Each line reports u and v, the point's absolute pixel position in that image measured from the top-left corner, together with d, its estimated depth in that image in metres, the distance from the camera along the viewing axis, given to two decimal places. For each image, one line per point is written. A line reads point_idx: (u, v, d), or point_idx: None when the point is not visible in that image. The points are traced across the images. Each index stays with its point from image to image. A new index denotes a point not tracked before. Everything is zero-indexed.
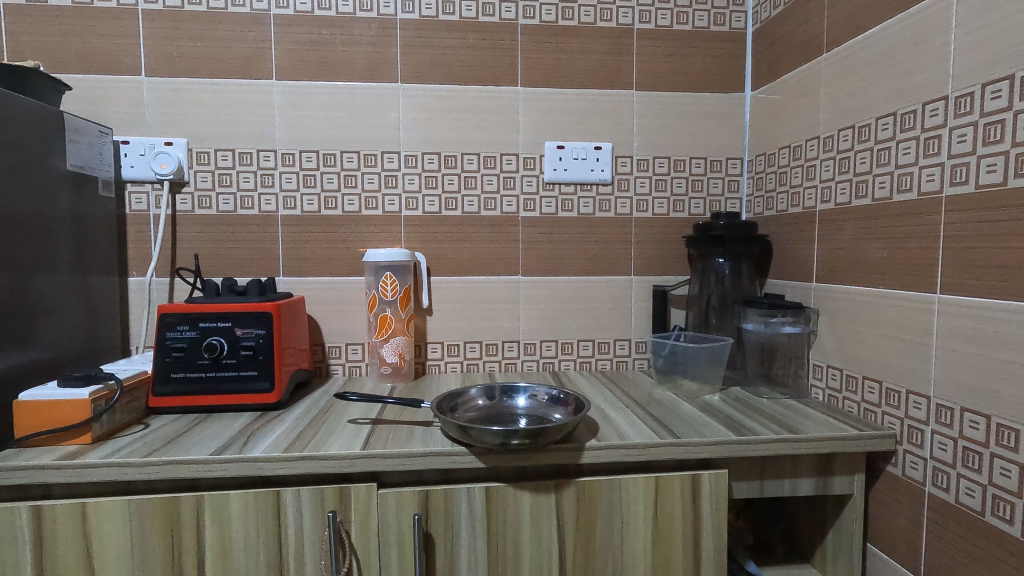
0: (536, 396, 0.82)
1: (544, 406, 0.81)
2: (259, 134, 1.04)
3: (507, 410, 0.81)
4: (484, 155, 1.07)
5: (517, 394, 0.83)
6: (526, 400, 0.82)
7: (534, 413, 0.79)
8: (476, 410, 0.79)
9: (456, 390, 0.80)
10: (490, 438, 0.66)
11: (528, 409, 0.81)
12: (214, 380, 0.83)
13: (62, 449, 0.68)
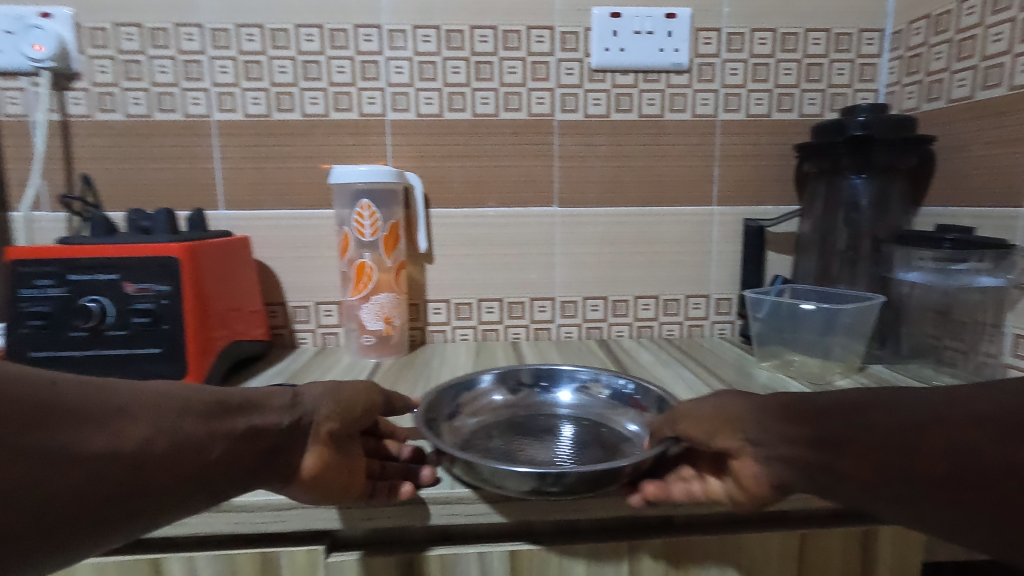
0: (588, 391, 0.53)
1: (604, 404, 0.52)
2: (176, 0, 0.71)
3: (546, 409, 0.52)
4: (503, 29, 0.74)
5: (558, 381, 0.54)
6: (573, 393, 0.53)
7: (592, 415, 0.51)
8: (491, 413, 0.51)
9: (463, 380, 0.51)
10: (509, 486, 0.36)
11: (581, 408, 0.52)
12: (97, 364, 0.55)
13: None
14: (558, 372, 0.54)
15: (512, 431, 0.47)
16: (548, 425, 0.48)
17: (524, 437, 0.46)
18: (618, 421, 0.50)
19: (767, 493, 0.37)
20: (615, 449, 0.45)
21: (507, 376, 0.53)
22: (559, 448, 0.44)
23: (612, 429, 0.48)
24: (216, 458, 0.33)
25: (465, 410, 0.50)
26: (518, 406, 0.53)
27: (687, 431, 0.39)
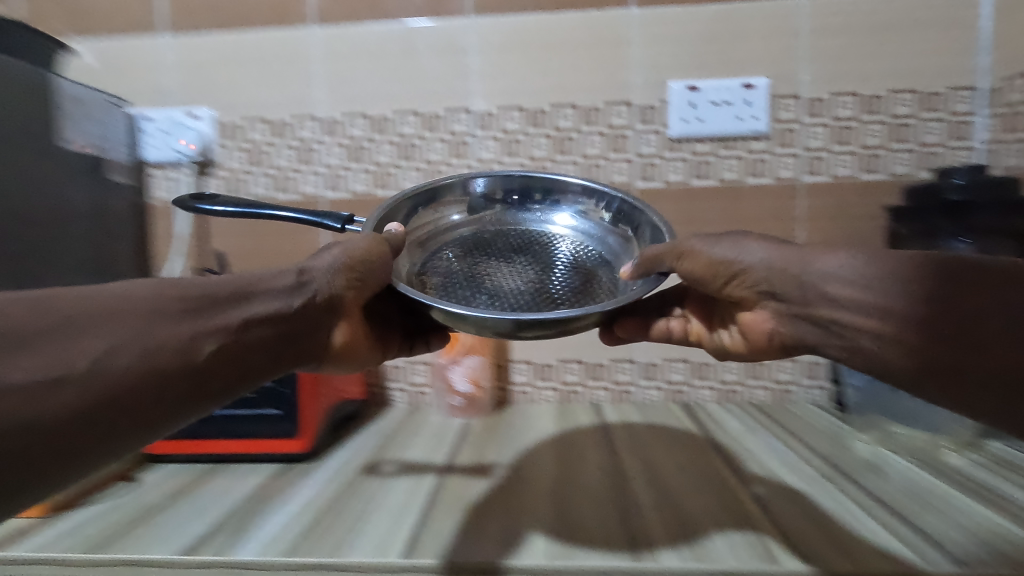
0: (587, 214, 0.59)
1: (597, 224, 0.58)
2: (298, 96, 0.82)
3: (514, 228, 0.58)
4: (584, 106, 0.78)
5: (536, 198, 0.59)
6: (569, 214, 0.59)
7: (578, 239, 0.57)
8: (454, 237, 0.57)
9: (417, 195, 0.55)
10: (478, 328, 0.43)
11: (566, 229, 0.58)
12: (226, 421, 0.61)
13: (5, 526, 0.49)
14: (542, 185, 0.58)
15: (478, 253, 0.54)
16: (513, 247, 0.55)
17: (487, 260, 0.53)
18: (601, 247, 0.57)
19: (767, 343, 0.48)
20: (591, 275, 0.52)
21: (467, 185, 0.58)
22: (528, 271, 0.51)
23: (592, 256, 0.55)
24: (206, 357, 0.37)
25: (414, 234, 0.56)
26: (481, 223, 0.59)
27: (694, 270, 0.47)
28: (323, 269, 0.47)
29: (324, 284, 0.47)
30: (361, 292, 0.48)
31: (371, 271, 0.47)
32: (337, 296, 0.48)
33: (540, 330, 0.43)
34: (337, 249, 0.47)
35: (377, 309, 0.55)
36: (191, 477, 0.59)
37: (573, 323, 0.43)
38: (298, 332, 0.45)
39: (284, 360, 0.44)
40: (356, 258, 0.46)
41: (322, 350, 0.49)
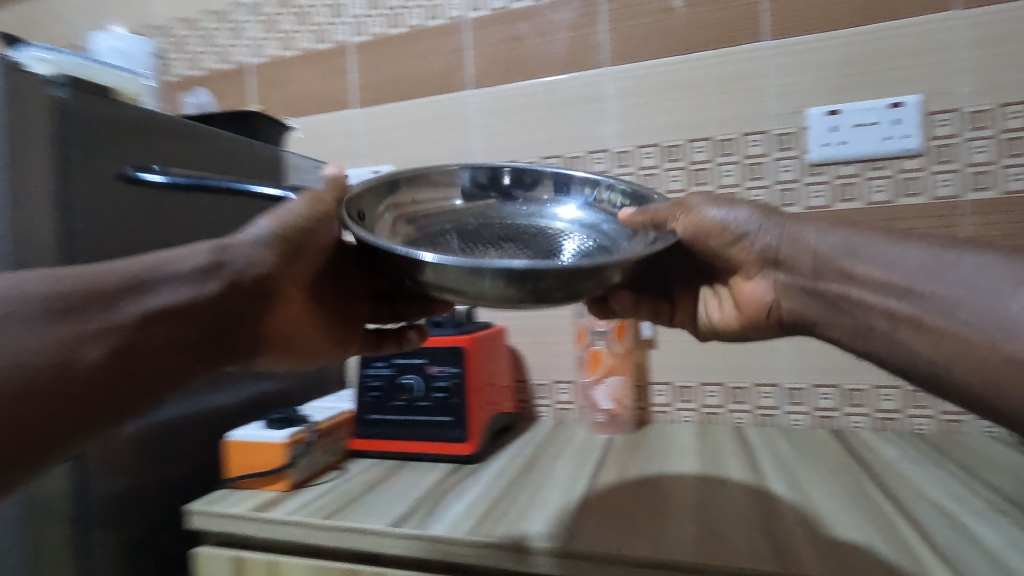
0: (598, 202, 0.59)
1: (604, 211, 0.58)
2: (458, 149, 0.95)
3: (501, 218, 0.57)
4: (719, 138, 0.82)
5: (524, 186, 0.59)
6: (573, 205, 0.59)
7: (581, 230, 0.56)
8: (438, 221, 0.56)
9: (402, 179, 0.55)
10: (487, 283, 0.39)
11: (569, 219, 0.58)
12: (409, 425, 0.73)
13: (261, 495, 0.64)
14: (533, 176, 0.59)
15: (466, 237, 0.53)
16: (500, 236, 0.53)
17: (477, 242, 0.52)
18: (606, 231, 0.56)
19: (753, 305, 0.56)
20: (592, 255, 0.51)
21: (451, 174, 0.58)
22: (519, 253, 0.50)
23: (596, 241, 0.54)
24: (94, 360, 0.42)
25: (402, 212, 0.55)
26: (475, 209, 0.58)
27: (688, 224, 0.55)
28: (248, 249, 0.50)
29: (251, 265, 0.50)
30: (289, 268, 0.53)
31: (297, 245, 0.52)
32: (268, 277, 0.51)
33: (545, 286, 0.40)
34: (267, 219, 0.51)
35: (327, 292, 0.58)
36: (384, 470, 0.71)
37: (581, 280, 0.40)
38: (228, 318, 0.50)
39: (214, 348, 0.49)
40: (282, 233, 0.51)
41: (248, 340, 0.53)
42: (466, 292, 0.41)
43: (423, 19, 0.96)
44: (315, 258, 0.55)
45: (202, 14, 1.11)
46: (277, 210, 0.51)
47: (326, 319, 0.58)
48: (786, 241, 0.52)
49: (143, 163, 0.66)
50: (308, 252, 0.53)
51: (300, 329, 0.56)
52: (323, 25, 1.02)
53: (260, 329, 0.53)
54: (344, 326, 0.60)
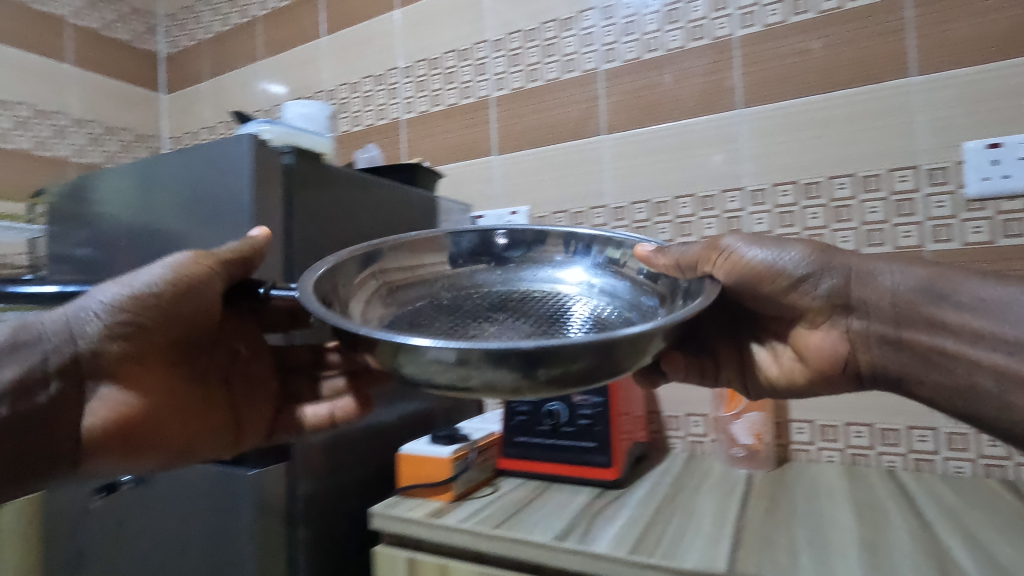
0: (622, 268, 0.56)
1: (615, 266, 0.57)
2: (591, 191, 1.02)
3: (484, 288, 0.58)
4: (862, 175, 0.82)
5: (521, 248, 0.60)
6: (579, 266, 0.58)
7: (592, 295, 0.55)
8: (418, 289, 0.56)
9: (386, 248, 0.54)
10: (505, 369, 0.33)
11: (575, 283, 0.57)
12: (554, 449, 0.79)
13: (430, 504, 0.72)
14: (531, 238, 0.59)
15: (453, 312, 0.52)
16: (490, 307, 0.52)
17: (464, 316, 0.51)
18: (618, 291, 0.55)
19: (819, 360, 0.55)
20: (603, 321, 0.49)
21: (434, 242, 0.59)
22: (521, 324, 0.48)
23: (610, 306, 0.53)
24: None
25: (388, 279, 0.54)
26: (457, 279, 0.59)
27: (729, 269, 0.53)
28: (60, 332, 0.48)
29: (77, 343, 0.48)
30: (124, 345, 0.49)
31: (137, 315, 0.49)
32: (93, 356, 0.49)
33: (563, 367, 0.34)
34: (158, 267, 0.51)
35: (202, 384, 0.57)
36: (532, 489, 0.77)
37: (614, 356, 0.35)
38: (51, 411, 0.47)
39: (28, 456, 0.47)
40: (123, 304, 0.49)
41: (73, 442, 0.49)
42: (478, 381, 0.35)
43: (559, 73, 1.05)
44: (175, 325, 0.52)
45: (364, 78, 1.28)
46: (129, 279, 0.50)
47: (192, 403, 0.56)
48: (849, 282, 0.52)
49: (334, 216, 0.79)
50: (159, 328, 0.51)
51: (159, 415, 0.53)
52: (469, 82, 1.14)
53: (79, 433, 0.49)
54: (225, 408, 0.59)
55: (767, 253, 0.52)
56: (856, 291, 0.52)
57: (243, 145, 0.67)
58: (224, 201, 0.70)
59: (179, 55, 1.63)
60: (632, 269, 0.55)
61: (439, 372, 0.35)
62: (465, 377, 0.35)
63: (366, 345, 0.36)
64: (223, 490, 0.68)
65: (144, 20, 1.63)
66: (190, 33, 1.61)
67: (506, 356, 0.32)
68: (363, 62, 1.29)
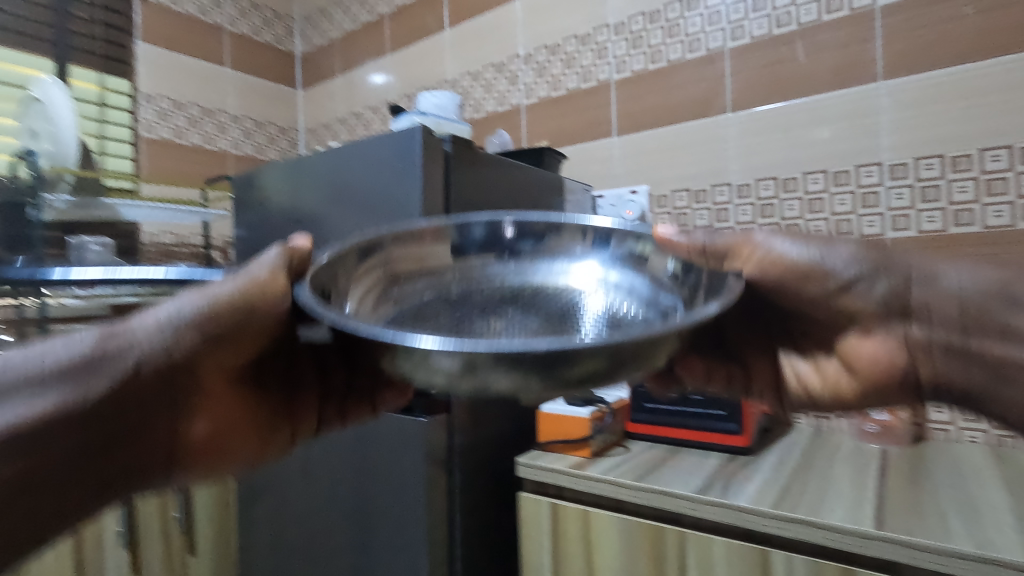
0: (649, 263, 0.49)
1: (633, 258, 0.50)
2: (715, 169, 1.03)
3: (492, 282, 0.50)
4: (1021, 146, 0.78)
5: (529, 240, 0.52)
6: (594, 261, 0.51)
7: (608, 292, 0.48)
8: (421, 282, 0.49)
9: (390, 237, 0.48)
10: (519, 374, 0.27)
11: (588, 280, 0.50)
12: (684, 416, 0.83)
13: (569, 458, 0.80)
14: (542, 228, 0.52)
15: (456, 308, 0.45)
16: (495, 303, 0.46)
17: (466, 313, 0.44)
18: (636, 288, 0.48)
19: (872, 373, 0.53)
20: (619, 321, 0.43)
21: (439, 229, 0.51)
22: (532, 321, 0.43)
23: (626, 304, 0.46)
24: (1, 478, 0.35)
25: (392, 268, 0.48)
26: (463, 267, 0.51)
27: (761, 267, 0.51)
28: (155, 337, 0.40)
29: (170, 350, 0.41)
30: (212, 353, 0.42)
31: (229, 327, 0.41)
32: (191, 363, 0.42)
33: (584, 369, 0.27)
34: (236, 277, 0.42)
35: (260, 395, 0.50)
36: (662, 452, 0.82)
37: (637, 355, 0.29)
38: (139, 427, 0.42)
39: (124, 471, 0.42)
40: (218, 312, 0.41)
41: (155, 460, 0.44)
42: (488, 387, 0.28)
43: (682, 53, 1.07)
44: (267, 333, 0.44)
45: (486, 67, 1.36)
46: (210, 287, 0.42)
47: (257, 411, 0.50)
48: (905, 286, 0.51)
49: (476, 198, 0.88)
50: (247, 334, 0.42)
51: (230, 425, 0.48)
52: (590, 66, 1.19)
53: (155, 453, 0.44)
54: (282, 415, 0.52)
55: (812, 250, 0.51)
56: (913, 295, 0.51)
57: (414, 135, 0.79)
58: (395, 184, 0.82)
59: (313, 54, 1.79)
60: (654, 266, 0.49)
61: (445, 377, 0.29)
62: (474, 387, 0.29)
63: (364, 343, 0.29)
64: (401, 436, 0.81)
65: (284, 23, 1.81)
66: (323, 33, 1.77)
67: (517, 360, 0.26)
68: (485, 51, 1.36)
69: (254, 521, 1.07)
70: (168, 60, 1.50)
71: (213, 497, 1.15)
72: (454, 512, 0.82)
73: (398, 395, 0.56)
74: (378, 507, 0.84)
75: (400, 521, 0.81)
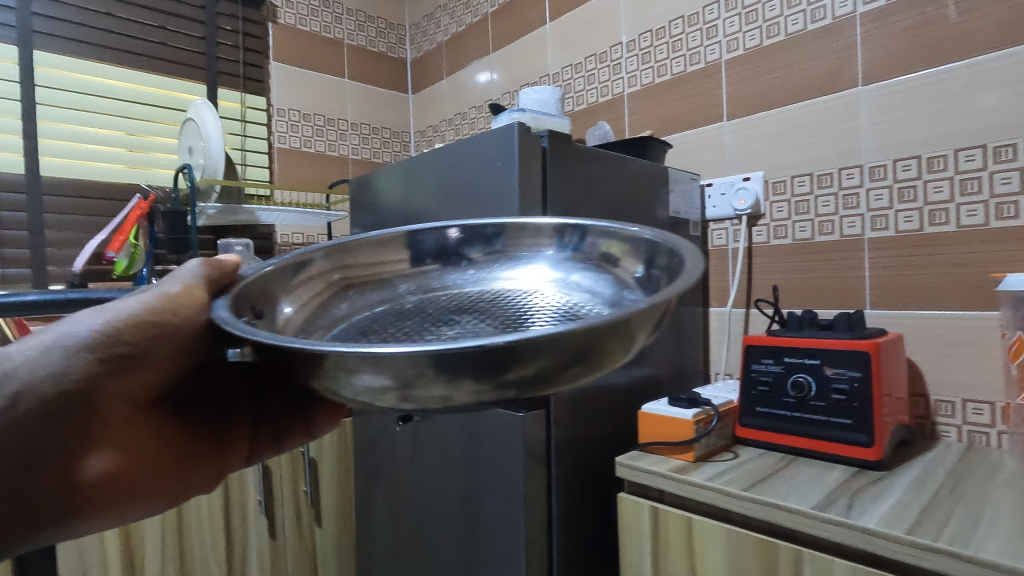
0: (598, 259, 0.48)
1: (592, 257, 0.49)
2: (843, 151, 0.93)
3: (446, 288, 0.51)
4: None
5: (479, 244, 0.53)
6: (545, 264, 0.51)
7: (568, 292, 0.47)
8: (375, 290, 0.51)
9: (347, 245, 0.51)
10: (463, 378, 0.26)
11: (544, 282, 0.50)
12: (802, 424, 0.76)
13: (672, 461, 0.77)
14: (489, 232, 0.53)
15: (409, 313, 0.46)
16: (447, 308, 0.46)
17: (416, 317, 0.45)
18: (595, 289, 0.47)
19: None
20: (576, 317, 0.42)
21: (390, 240, 0.53)
22: (476, 319, 0.44)
23: (586, 302, 0.45)
24: None
25: (351, 277, 0.51)
26: (422, 276, 0.53)
27: None
28: (38, 366, 0.38)
29: (61, 378, 0.39)
30: (115, 377, 0.42)
31: (139, 346, 0.42)
32: (82, 395, 0.40)
33: (532, 367, 0.27)
34: (144, 295, 0.43)
35: (183, 421, 0.50)
36: (776, 460, 0.76)
37: (595, 351, 0.28)
38: (26, 467, 0.39)
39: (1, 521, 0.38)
40: (123, 333, 0.41)
41: (55, 502, 0.42)
42: (427, 398, 0.28)
43: (804, 24, 0.97)
44: (171, 360, 0.45)
45: (588, 57, 1.34)
46: (113, 306, 0.42)
47: (174, 439, 0.49)
48: None
49: (576, 192, 0.87)
50: (152, 360, 0.43)
51: (137, 463, 0.46)
52: (697, 47, 1.12)
53: (61, 488, 0.42)
54: (207, 444, 0.52)
55: None
56: None
57: (512, 133, 0.80)
58: (494, 183, 0.84)
59: (422, 58, 1.88)
60: (613, 266, 0.47)
61: (377, 393, 0.28)
62: (408, 400, 0.28)
63: (291, 360, 0.28)
64: (502, 430, 0.83)
65: (395, 32, 1.91)
66: (431, 37, 1.84)
67: (458, 363, 0.26)
68: (587, 42, 1.34)
69: (370, 500, 1.16)
70: (296, 76, 1.64)
71: (336, 476, 1.26)
72: (551, 507, 0.83)
73: (333, 417, 0.56)
74: (479, 498, 0.87)
75: (499, 513, 0.83)
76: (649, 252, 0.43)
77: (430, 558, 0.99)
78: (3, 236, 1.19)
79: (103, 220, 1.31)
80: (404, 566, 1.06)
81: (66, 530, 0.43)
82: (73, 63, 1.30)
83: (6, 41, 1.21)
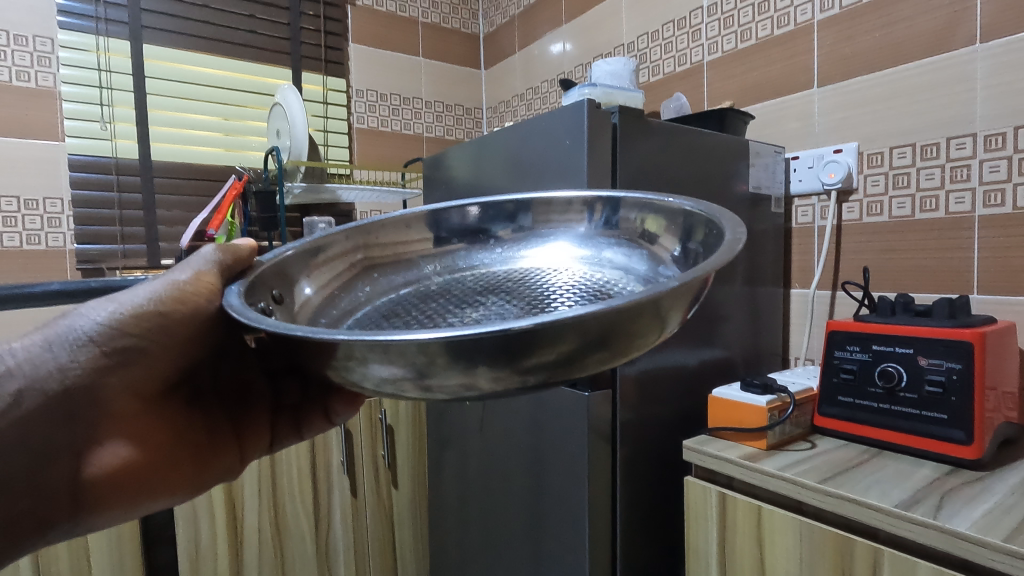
0: (631, 232, 0.51)
1: (628, 233, 0.51)
2: (952, 118, 0.84)
3: (474, 267, 0.54)
4: None
5: (505, 223, 0.56)
6: (572, 241, 0.54)
7: (600, 268, 0.50)
8: (401, 271, 0.54)
9: (373, 222, 0.53)
10: (479, 365, 0.28)
11: (571, 259, 0.53)
12: (890, 417, 0.71)
13: (743, 448, 0.75)
14: (512, 209, 0.55)
15: (438, 294, 0.49)
16: (477, 287, 0.49)
17: (444, 298, 0.47)
18: (630, 265, 0.49)
19: None
20: (607, 290, 0.45)
21: (415, 219, 0.55)
22: (506, 300, 0.44)
23: (620, 279, 0.47)
24: None
25: (372, 258, 0.53)
26: (448, 256, 0.56)
27: None
28: (44, 361, 0.42)
29: (65, 372, 0.42)
30: (122, 371, 0.45)
31: (144, 336, 0.45)
32: (91, 391, 0.44)
33: (554, 352, 0.28)
34: (155, 284, 0.46)
35: (198, 408, 0.56)
36: (857, 453, 0.72)
37: (622, 332, 0.29)
38: (39, 459, 0.42)
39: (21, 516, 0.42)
40: (127, 325, 0.44)
41: (70, 497, 0.45)
42: (445, 386, 0.30)
43: None
44: (179, 350, 0.48)
45: (666, 24, 1.27)
46: (121, 296, 0.45)
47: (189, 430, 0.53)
48: None
49: (646, 167, 0.84)
50: (159, 350, 0.46)
51: (153, 452, 0.50)
52: (787, 8, 1.04)
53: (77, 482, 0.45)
54: (228, 437, 0.58)
55: None
56: None
57: (581, 111, 0.79)
58: (562, 162, 0.83)
59: (495, 33, 1.86)
60: (650, 243, 0.49)
61: (396, 383, 0.30)
62: (425, 389, 0.30)
63: (301, 346, 0.29)
64: (567, 408, 0.84)
65: (468, 8, 1.90)
66: (503, 11, 1.82)
67: (474, 351, 0.27)
68: (665, 7, 1.27)
69: (441, 468, 1.22)
70: (372, 57, 1.69)
71: (411, 444, 1.33)
72: (615, 491, 0.83)
73: (349, 404, 0.61)
74: (543, 473, 0.89)
75: (561, 490, 0.85)
76: (688, 225, 0.44)
77: (497, 525, 1.03)
78: (123, 215, 1.33)
79: (205, 199, 1.44)
80: (472, 531, 1.11)
81: (85, 521, 0.47)
82: (176, 54, 1.41)
83: (120, 37, 1.33)
